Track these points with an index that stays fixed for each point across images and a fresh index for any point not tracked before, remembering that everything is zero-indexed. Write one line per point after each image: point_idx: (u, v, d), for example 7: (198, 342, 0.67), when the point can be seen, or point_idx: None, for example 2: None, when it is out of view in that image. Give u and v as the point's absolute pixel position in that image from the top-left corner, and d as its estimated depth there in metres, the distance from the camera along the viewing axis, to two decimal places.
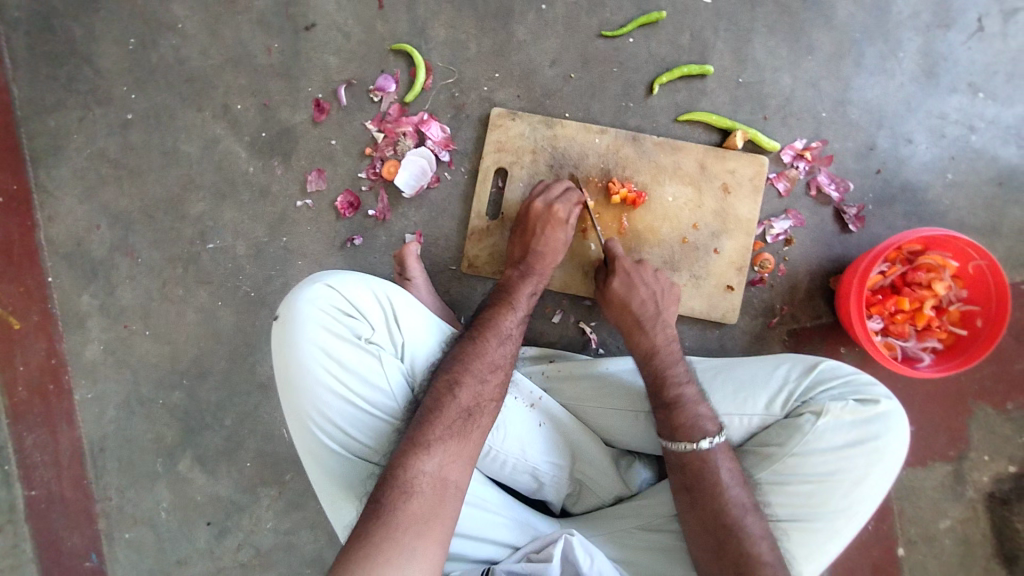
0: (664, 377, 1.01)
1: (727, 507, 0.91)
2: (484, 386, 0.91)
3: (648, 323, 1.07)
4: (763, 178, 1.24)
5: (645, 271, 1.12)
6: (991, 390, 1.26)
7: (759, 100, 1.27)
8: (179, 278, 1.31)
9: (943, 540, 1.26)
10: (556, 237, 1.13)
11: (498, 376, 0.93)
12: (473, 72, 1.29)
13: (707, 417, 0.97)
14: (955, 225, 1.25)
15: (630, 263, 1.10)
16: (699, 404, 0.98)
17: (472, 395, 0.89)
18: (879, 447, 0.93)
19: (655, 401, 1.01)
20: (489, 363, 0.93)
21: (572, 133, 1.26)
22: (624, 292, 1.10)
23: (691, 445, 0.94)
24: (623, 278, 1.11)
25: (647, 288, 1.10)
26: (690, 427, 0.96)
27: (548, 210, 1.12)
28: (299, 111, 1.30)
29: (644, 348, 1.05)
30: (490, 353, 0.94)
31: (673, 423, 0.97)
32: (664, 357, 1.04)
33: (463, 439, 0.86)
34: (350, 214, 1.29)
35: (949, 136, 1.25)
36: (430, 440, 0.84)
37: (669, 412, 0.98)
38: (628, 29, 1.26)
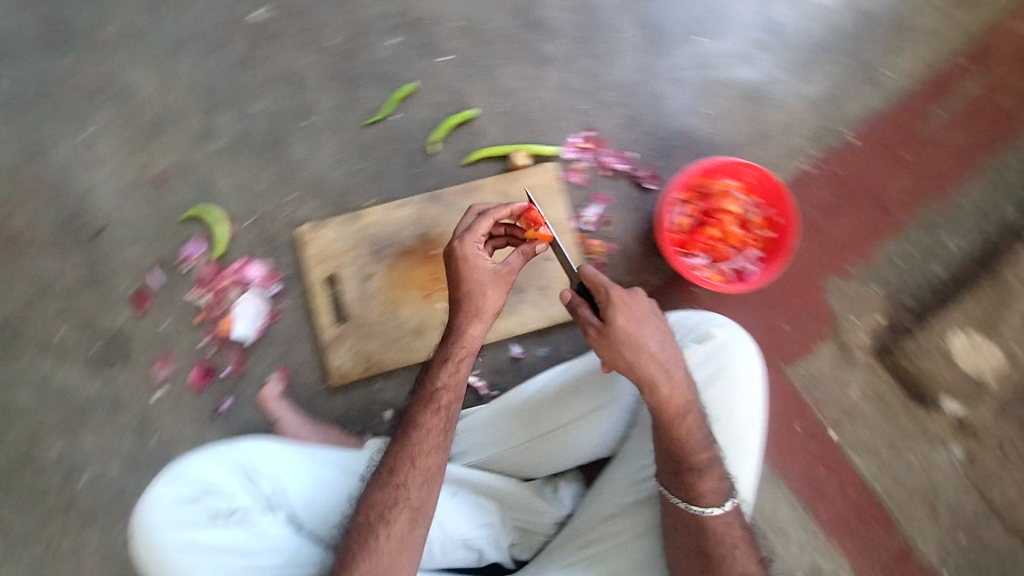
0: (691, 444, 0.96)
1: (712, 538, 0.96)
2: (404, 488, 0.91)
3: (658, 357, 0.94)
4: (556, 181, 1.34)
5: (638, 297, 0.98)
6: (830, 263, 1.38)
7: (526, 118, 1.37)
8: (62, 530, 1.23)
9: (861, 407, 1.36)
10: (481, 276, 1.02)
11: (402, 482, 0.92)
12: (266, 204, 1.32)
13: (726, 478, 0.97)
14: (730, 145, 1.39)
15: (632, 296, 0.94)
16: (721, 466, 0.98)
17: (376, 507, 0.90)
18: (731, 372, 1.02)
19: (678, 463, 0.97)
20: (398, 463, 0.94)
21: (378, 218, 1.32)
22: (626, 329, 0.94)
23: (716, 510, 0.96)
24: (623, 311, 0.94)
25: (650, 328, 0.96)
26: (713, 492, 0.96)
27: (462, 255, 1.02)
28: (118, 312, 1.28)
29: (673, 406, 0.95)
30: (401, 451, 0.95)
31: (699, 489, 0.95)
32: (692, 416, 0.96)
33: (372, 554, 0.87)
34: (207, 383, 1.29)
35: (690, 78, 1.40)
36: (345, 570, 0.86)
37: (697, 476, 0.95)
38: (388, 109, 1.33)
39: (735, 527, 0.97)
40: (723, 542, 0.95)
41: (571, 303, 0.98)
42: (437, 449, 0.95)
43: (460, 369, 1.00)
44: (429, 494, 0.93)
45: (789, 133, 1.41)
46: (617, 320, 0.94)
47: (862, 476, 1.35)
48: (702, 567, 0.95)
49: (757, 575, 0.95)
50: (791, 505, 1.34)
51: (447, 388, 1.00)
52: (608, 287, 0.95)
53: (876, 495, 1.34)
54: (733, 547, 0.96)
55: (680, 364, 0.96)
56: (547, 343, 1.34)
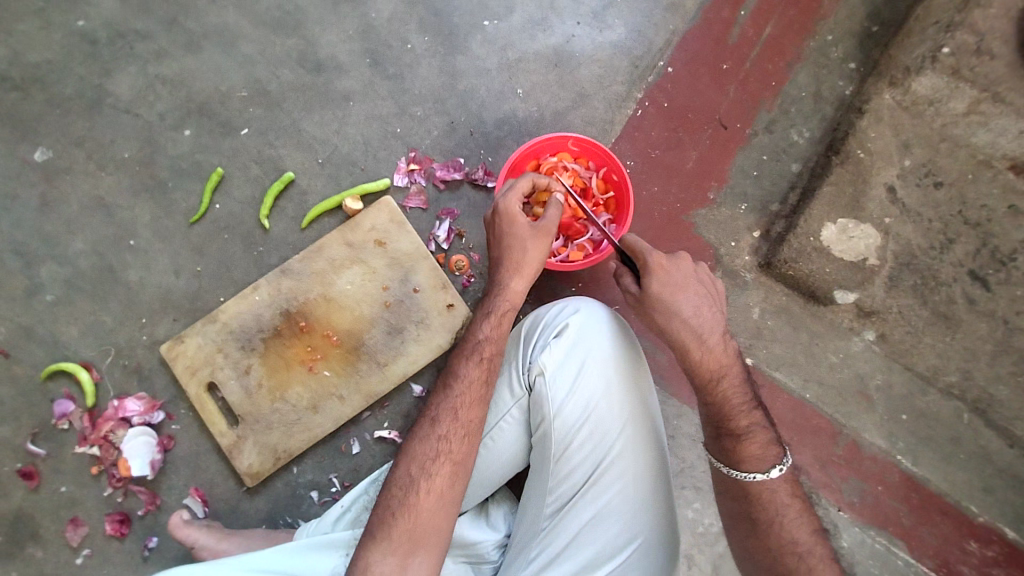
0: (731, 408, 0.96)
1: (757, 502, 0.93)
2: (443, 443, 0.94)
3: (696, 322, 0.96)
4: (398, 212, 1.31)
5: (677, 263, 0.98)
6: (690, 197, 1.36)
7: (348, 161, 1.34)
8: None
9: (768, 325, 1.35)
10: (514, 239, 1.03)
11: (444, 436, 0.94)
12: (124, 335, 1.29)
13: (770, 443, 0.95)
14: (557, 117, 1.36)
15: (673, 263, 0.96)
16: (767, 433, 0.96)
17: (414, 462, 0.93)
18: (597, 354, 1.01)
19: (718, 427, 0.97)
20: (444, 412, 0.96)
21: (235, 310, 1.28)
22: (662, 294, 0.96)
23: (762, 475, 0.92)
24: (659, 278, 0.96)
25: (687, 295, 0.97)
26: (756, 458, 0.93)
27: (502, 212, 1.02)
28: (13, 491, 1.25)
29: (706, 370, 0.97)
30: (448, 402, 0.97)
31: (739, 454, 0.94)
32: (728, 382, 0.97)
33: (411, 510, 0.90)
34: (127, 528, 1.25)
35: (494, 65, 1.37)
36: (383, 529, 0.89)
37: (738, 442, 0.94)
38: (205, 202, 1.31)
39: (783, 493, 0.92)
40: (770, 506, 0.92)
41: (613, 271, 1.02)
42: (478, 405, 0.97)
43: (502, 327, 1.02)
44: (468, 448, 0.95)
45: (608, 84, 1.38)
46: (655, 288, 0.96)
47: (789, 390, 1.35)
48: (749, 534, 0.93)
49: (810, 541, 0.89)
50: None
51: (490, 342, 1.01)
52: (649, 256, 0.97)
53: (808, 403, 1.35)
54: (782, 512, 0.91)
55: (717, 329, 0.96)
56: None
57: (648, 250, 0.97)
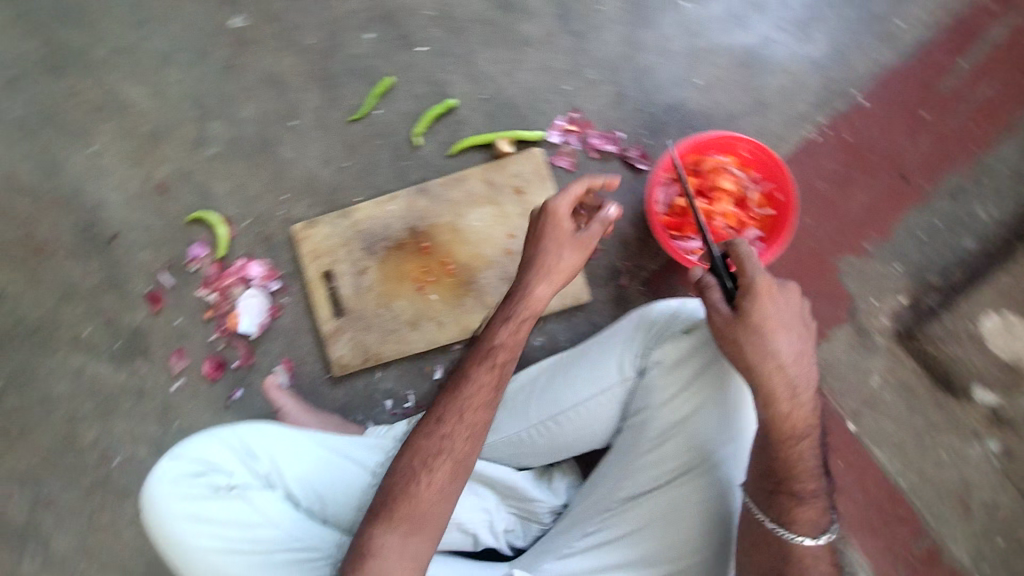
0: (801, 465, 0.91)
1: (792, 562, 0.89)
2: (449, 441, 0.92)
3: (789, 364, 0.90)
4: (544, 167, 1.32)
5: (785, 295, 0.92)
6: (842, 241, 1.28)
7: (509, 104, 1.35)
8: (102, 504, 1.37)
9: (882, 395, 1.27)
10: (552, 241, 1.02)
11: (447, 435, 0.92)
12: (264, 204, 1.38)
13: (825, 510, 0.90)
14: (730, 118, 1.31)
15: (778, 290, 0.89)
16: (822, 499, 0.91)
17: (417, 456, 0.92)
18: (717, 362, 1.02)
19: (776, 482, 0.91)
20: (454, 411, 0.94)
21: (368, 213, 1.34)
22: (755, 321, 0.90)
23: (806, 538, 0.89)
24: (760, 303, 0.90)
25: (786, 334, 0.90)
26: (808, 522, 0.89)
27: (548, 212, 1.01)
28: (138, 310, 1.39)
29: (790, 424, 0.91)
30: (459, 403, 0.94)
31: (790, 516, 0.89)
32: (807, 442, 0.92)
33: (411, 499, 0.89)
34: (220, 374, 1.36)
35: (682, 49, 1.32)
36: (385, 511, 0.89)
37: (795, 503, 0.89)
38: (369, 106, 1.36)
39: (822, 560, 0.89)
40: (808, 569, 0.89)
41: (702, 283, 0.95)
42: (484, 409, 0.94)
43: (521, 330, 0.99)
44: (473, 447, 0.93)
45: (793, 99, 1.30)
46: (752, 313, 0.90)
47: (882, 467, 1.27)
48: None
49: None
50: None
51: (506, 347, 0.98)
52: (757, 275, 0.91)
53: (898, 490, 1.27)
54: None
55: (810, 382, 0.91)
56: (542, 333, 1.32)
57: (758, 268, 0.91)
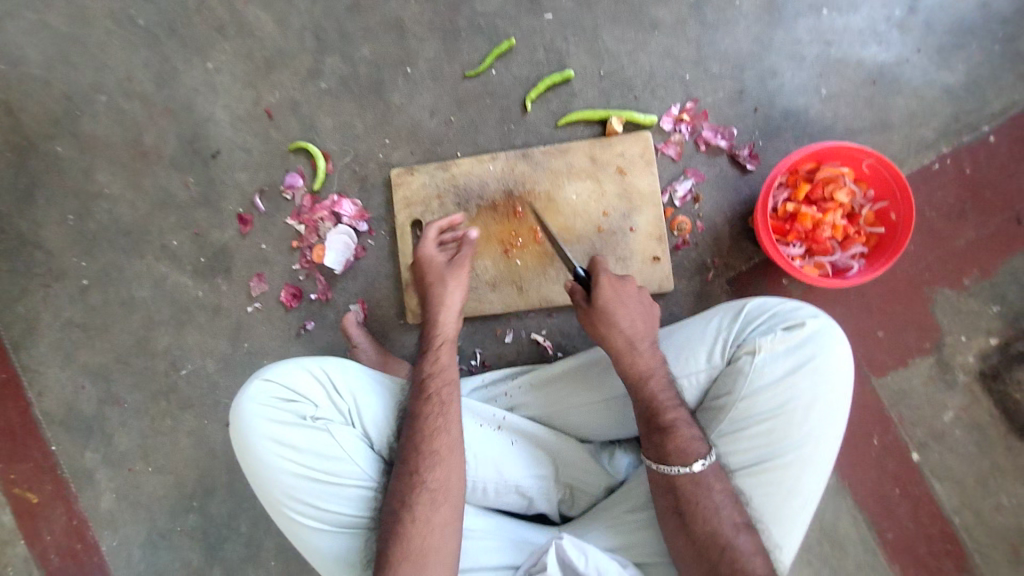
0: (659, 402, 0.98)
1: (683, 496, 0.94)
2: (421, 474, 0.95)
3: (639, 339, 1.02)
4: (651, 151, 1.30)
5: (624, 284, 1.07)
6: (942, 273, 1.27)
7: (625, 84, 1.34)
8: (165, 410, 1.41)
9: (954, 433, 1.25)
10: (436, 278, 1.16)
11: (415, 471, 0.96)
12: (366, 145, 1.39)
13: (698, 439, 0.96)
14: (845, 134, 1.30)
15: (618, 279, 1.04)
16: (692, 428, 0.97)
17: (396, 496, 0.95)
18: (817, 365, 0.96)
19: (648, 425, 0.98)
20: (427, 450, 0.97)
21: (467, 168, 1.34)
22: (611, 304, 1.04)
23: (685, 468, 0.94)
24: (609, 292, 1.04)
25: (628, 310, 1.04)
26: (682, 451, 0.94)
27: (419, 258, 1.18)
28: (227, 229, 1.41)
29: (637, 370, 1.00)
30: (428, 432, 0.99)
31: (666, 448, 0.95)
32: (656, 381, 1.00)
33: (402, 537, 0.92)
34: (296, 304, 1.39)
35: (810, 56, 1.31)
36: (384, 558, 0.91)
37: (665, 436, 0.95)
38: (487, 63, 1.36)
39: (712, 488, 0.94)
40: (697, 499, 0.93)
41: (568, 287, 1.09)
42: (444, 431, 0.98)
43: (442, 356, 1.08)
44: (449, 472, 0.96)
45: (915, 124, 1.29)
46: (601, 299, 1.04)
47: (941, 505, 1.25)
48: (680, 529, 0.93)
49: (737, 535, 0.91)
50: (856, 524, 1.26)
51: (443, 376, 1.05)
52: (602, 272, 1.06)
53: (954, 529, 1.24)
54: (712, 507, 0.93)
55: (650, 341, 1.03)
56: None
57: (600, 266, 1.07)
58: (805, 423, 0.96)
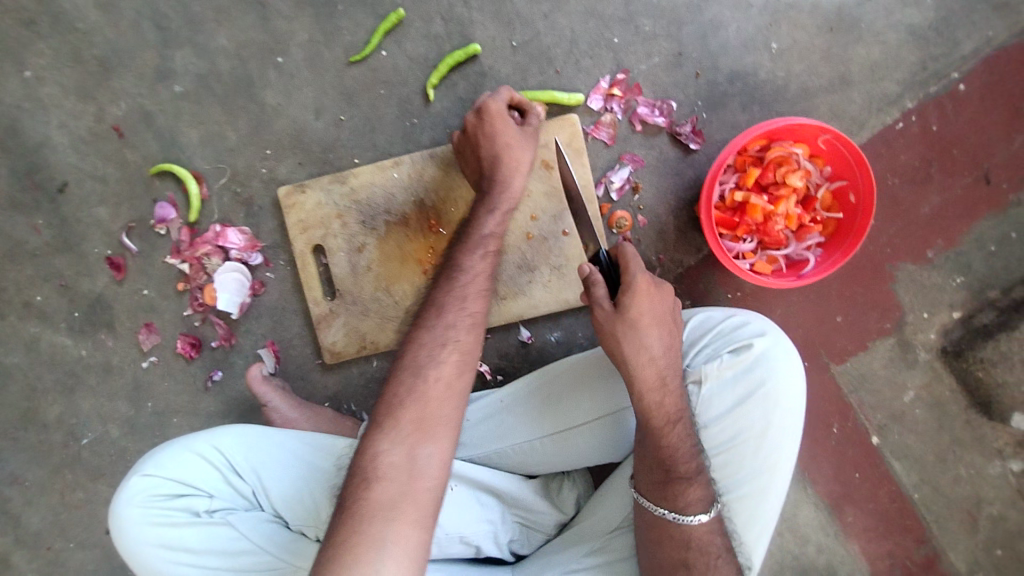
0: (678, 447, 0.83)
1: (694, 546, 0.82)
2: (454, 331, 0.86)
3: (670, 374, 0.84)
4: (580, 137, 1.11)
5: (662, 292, 0.86)
6: (905, 246, 1.15)
7: (543, 56, 1.12)
8: (73, 482, 1.27)
9: (913, 413, 1.20)
10: (507, 136, 1.01)
11: (450, 326, 0.86)
12: (244, 159, 1.16)
13: (711, 484, 0.85)
14: (800, 94, 1.12)
15: (653, 288, 0.83)
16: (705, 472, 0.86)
17: (422, 351, 0.84)
18: (768, 390, 0.85)
19: (667, 472, 0.83)
20: (463, 305, 0.89)
21: (367, 179, 1.14)
22: (646, 314, 0.83)
23: (705, 517, 0.82)
24: (642, 301, 0.83)
25: (661, 329, 0.84)
26: (702, 499, 0.83)
27: (492, 110, 1.00)
28: (98, 276, 1.20)
29: (663, 410, 0.83)
30: (467, 287, 0.91)
31: (688, 497, 0.82)
32: (684, 426, 0.84)
33: (422, 397, 0.81)
34: (197, 354, 1.21)
35: (756, 3, 1.10)
36: (388, 422, 0.80)
37: (688, 484, 0.82)
38: (373, 43, 1.11)
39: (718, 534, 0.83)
40: (710, 549, 0.82)
41: (588, 276, 0.86)
42: (482, 296, 0.91)
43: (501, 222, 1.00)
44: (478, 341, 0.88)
45: (878, 77, 1.11)
46: (631, 310, 0.83)
47: (899, 483, 1.23)
48: None
49: None
50: (817, 511, 1.24)
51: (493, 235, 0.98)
52: (637, 273, 0.83)
53: (913, 504, 1.23)
54: (719, 554, 0.82)
55: (678, 374, 0.86)
56: (559, 328, 1.20)
57: (637, 266, 0.84)
58: (758, 453, 0.87)
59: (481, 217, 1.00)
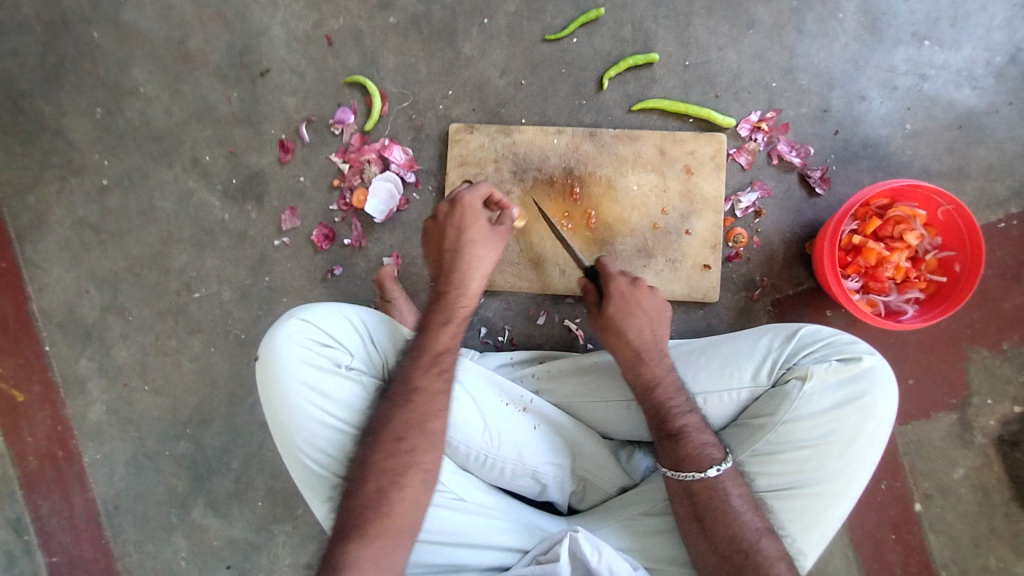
0: (667, 408, 0.98)
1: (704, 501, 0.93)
2: (409, 448, 0.88)
3: (646, 352, 1.01)
4: (723, 155, 1.25)
5: (639, 291, 1.05)
6: (983, 332, 1.26)
7: (708, 80, 1.28)
8: (171, 330, 1.35)
9: (959, 490, 1.26)
10: (477, 233, 1.00)
11: (412, 449, 0.88)
12: (427, 93, 1.31)
13: (716, 445, 0.96)
14: (921, 174, 1.26)
15: (628, 287, 1.02)
16: (704, 436, 0.96)
17: (384, 474, 0.87)
18: (867, 402, 0.94)
19: (659, 431, 0.98)
20: (421, 429, 0.89)
21: (530, 137, 1.28)
22: (619, 315, 1.03)
23: (698, 475, 0.93)
24: (617, 300, 1.04)
25: (640, 317, 1.03)
26: (695, 457, 0.94)
27: (465, 203, 0.99)
28: (266, 154, 1.33)
29: (642, 381, 1.00)
30: (416, 409, 0.90)
31: (678, 454, 0.95)
32: (664, 389, 0.99)
33: (382, 515, 0.85)
34: (327, 246, 1.32)
35: (901, 88, 1.26)
36: (356, 529, 0.84)
37: (674, 444, 0.95)
38: (570, 30, 1.28)
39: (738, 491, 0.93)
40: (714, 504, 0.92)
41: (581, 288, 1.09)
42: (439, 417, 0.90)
43: (453, 330, 0.96)
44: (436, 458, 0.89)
45: (991, 178, 1.26)
46: (612, 307, 1.03)
47: (933, 556, 1.27)
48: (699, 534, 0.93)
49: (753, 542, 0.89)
50: (846, 560, 1.28)
51: (450, 347, 0.95)
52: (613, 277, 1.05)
53: None
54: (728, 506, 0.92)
55: (662, 353, 1.02)
56: None
57: (610, 273, 1.05)
58: (840, 455, 0.94)
59: (429, 323, 0.96)
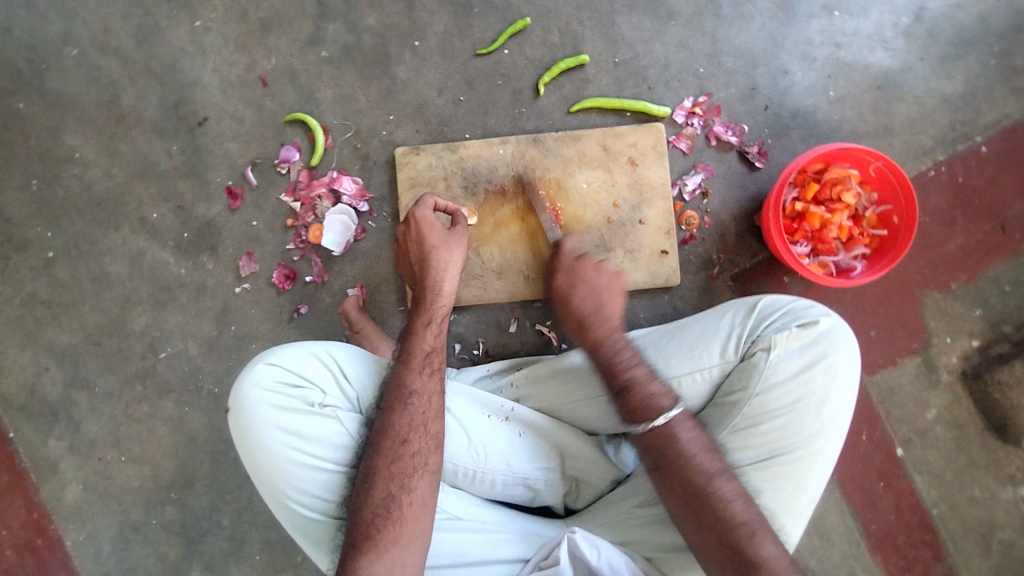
0: (613, 366, 1.00)
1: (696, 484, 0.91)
2: (407, 447, 0.90)
3: (592, 316, 1.05)
4: (664, 143, 1.29)
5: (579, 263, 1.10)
6: (932, 276, 1.32)
7: (639, 73, 1.33)
8: (140, 395, 1.31)
9: (935, 429, 1.31)
10: (435, 239, 1.07)
11: (416, 451, 0.90)
12: (369, 121, 1.32)
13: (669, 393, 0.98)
14: (851, 136, 1.32)
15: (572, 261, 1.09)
16: (652, 389, 0.98)
17: (392, 480, 0.89)
18: (830, 362, 0.98)
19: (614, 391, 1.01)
20: (416, 429, 0.91)
21: (476, 151, 1.30)
22: (568, 286, 1.09)
23: (648, 425, 0.95)
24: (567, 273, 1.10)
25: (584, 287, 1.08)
26: (643, 408, 0.96)
27: (415, 218, 1.07)
28: (214, 203, 1.32)
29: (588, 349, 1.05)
30: (409, 412, 0.93)
31: (629, 409, 0.97)
32: (615, 349, 1.02)
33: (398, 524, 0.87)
34: (289, 286, 1.31)
35: (820, 58, 1.33)
36: (367, 541, 0.85)
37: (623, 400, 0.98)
38: (500, 42, 1.31)
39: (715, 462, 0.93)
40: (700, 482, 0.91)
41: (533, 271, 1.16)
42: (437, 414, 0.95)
43: (433, 332, 1.01)
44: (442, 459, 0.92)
45: (916, 131, 1.32)
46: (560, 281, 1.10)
47: (921, 497, 1.31)
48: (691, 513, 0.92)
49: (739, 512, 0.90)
50: (841, 514, 1.31)
51: (433, 348, 0.99)
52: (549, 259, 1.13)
53: (930, 519, 1.31)
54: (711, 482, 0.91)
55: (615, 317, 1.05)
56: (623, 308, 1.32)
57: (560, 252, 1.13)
58: (814, 417, 0.97)
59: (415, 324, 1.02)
